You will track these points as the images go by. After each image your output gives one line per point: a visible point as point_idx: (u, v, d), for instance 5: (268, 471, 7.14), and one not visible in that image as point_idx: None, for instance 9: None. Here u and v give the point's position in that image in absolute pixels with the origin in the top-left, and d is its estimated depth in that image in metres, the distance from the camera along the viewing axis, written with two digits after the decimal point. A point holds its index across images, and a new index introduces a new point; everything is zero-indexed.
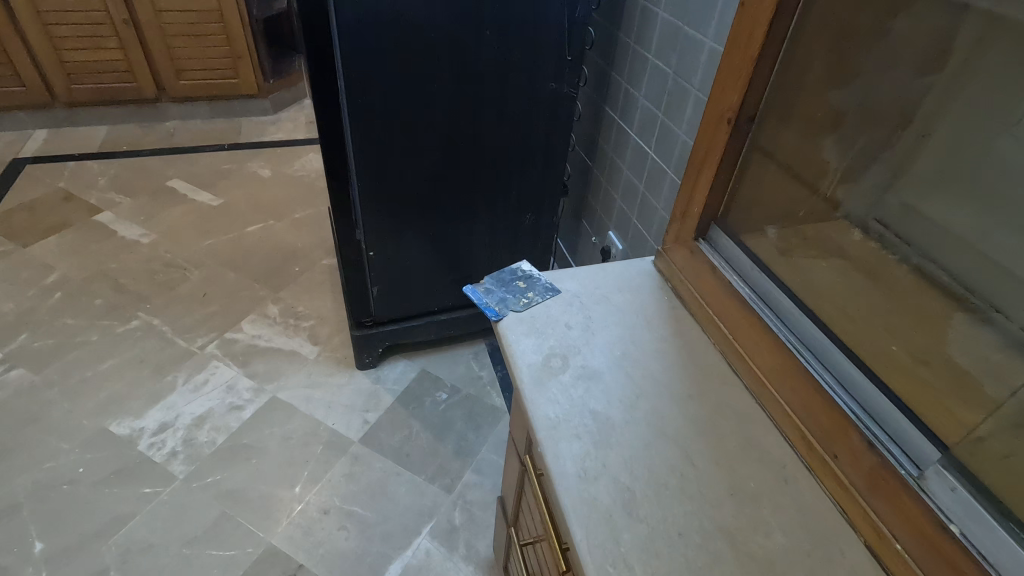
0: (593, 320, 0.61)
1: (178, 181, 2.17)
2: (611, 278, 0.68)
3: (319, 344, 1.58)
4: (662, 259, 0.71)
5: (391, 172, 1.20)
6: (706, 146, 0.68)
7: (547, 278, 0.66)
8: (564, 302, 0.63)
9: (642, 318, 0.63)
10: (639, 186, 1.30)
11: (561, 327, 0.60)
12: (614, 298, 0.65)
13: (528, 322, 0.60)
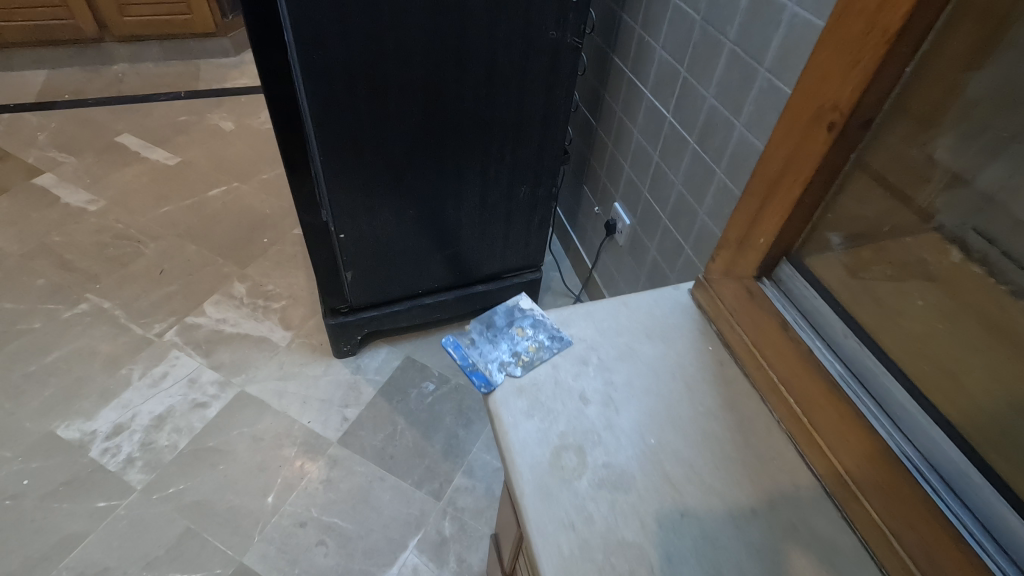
0: (616, 395, 0.50)
1: (129, 137, 1.93)
2: (632, 319, 0.58)
3: (291, 328, 1.43)
4: (705, 291, 0.60)
5: (360, 144, 1.01)
6: (785, 156, 0.52)
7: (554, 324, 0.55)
8: (574, 358, 0.53)
9: (682, 384, 0.52)
10: (653, 155, 1.11)
11: (573, 399, 0.49)
12: (640, 348, 0.55)
13: (529, 395, 0.49)
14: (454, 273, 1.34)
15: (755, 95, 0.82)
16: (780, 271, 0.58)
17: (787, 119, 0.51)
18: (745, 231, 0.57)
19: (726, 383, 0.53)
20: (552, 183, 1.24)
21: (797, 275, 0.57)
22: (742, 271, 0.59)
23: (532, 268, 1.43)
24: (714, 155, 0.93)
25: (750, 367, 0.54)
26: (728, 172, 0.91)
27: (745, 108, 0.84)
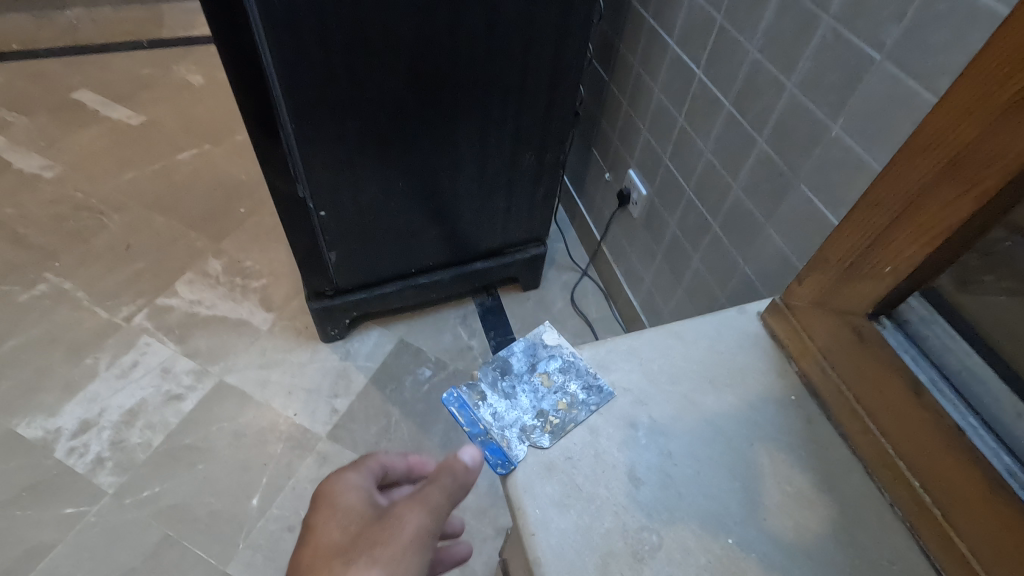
0: (676, 473, 0.47)
1: (86, 93, 1.74)
2: (686, 358, 0.55)
3: (273, 310, 1.31)
4: (785, 327, 0.58)
5: (339, 109, 0.87)
6: (958, 151, 0.42)
7: (593, 386, 0.52)
8: (617, 420, 0.50)
9: (762, 455, 0.49)
10: (678, 118, 0.97)
11: (617, 476, 0.47)
12: (700, 402, 0.52)
13: (560, 475, 0.47)
14: (449, 249, 1.21)
15: (814, 49, 0.68)
16: (903, 310, 0.51)
17: (941, 126, 0.43)
18: (858, 258, 0.51)
19: (808, 440, 0.51)
20: (560, 148, 1.09)
21: (933, 325, 0.49)
22: (846, 304, 0.53)
23: (536, 242, 1.30)
24: (755, 122, 0.79)
25: (855, 435, 0.50)
26: (771, 141, 0.77)
27: (799, 65, 0.70)
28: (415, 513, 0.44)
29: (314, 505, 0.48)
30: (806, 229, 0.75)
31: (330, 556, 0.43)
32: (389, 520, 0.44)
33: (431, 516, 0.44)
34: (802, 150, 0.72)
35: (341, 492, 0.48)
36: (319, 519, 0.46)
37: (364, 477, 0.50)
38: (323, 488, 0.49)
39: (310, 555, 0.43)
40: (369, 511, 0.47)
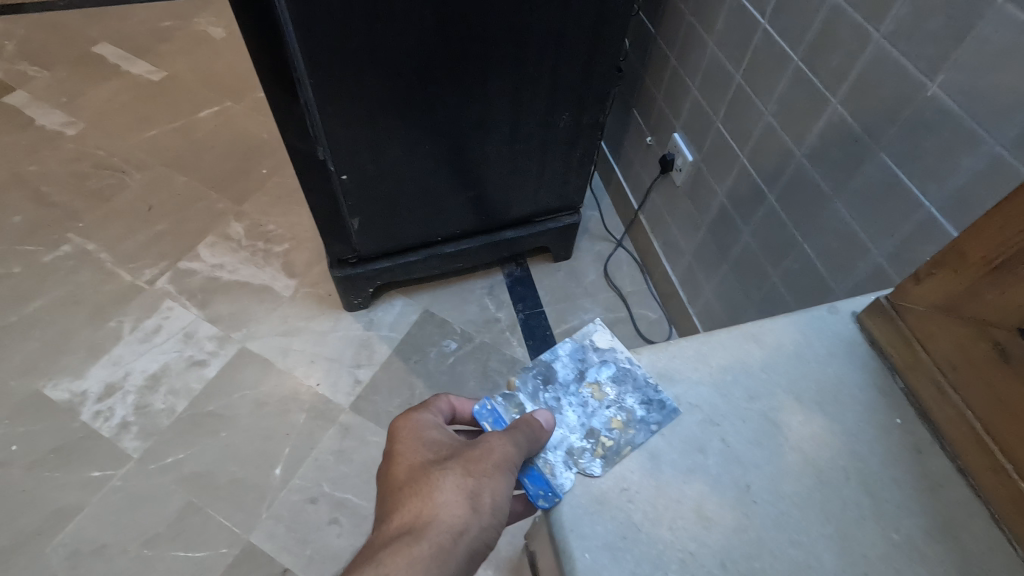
0: (753, 515, 0.40)
1: (106, 46, 1.69)
2: (763, 366, 0.47)
3: (296, 276, 1.27)
4: (882, 332, 0.48)
5: (360, 63, 0.79)
6: None
7: (653, 403, 0.45)
8: (682, 441, 0.43)
9: (857, 488, 0.42)
10: (736, 76, 0.86)
11: (684, 514, 0.40)
12: (777, 419, 0.45)
13: (615, 509, 0.40)
14: (478, 217, 1.14)
15: None
16: None
17: None
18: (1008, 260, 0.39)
19: (911, 474, 0.42)
20: (599, 108, 1.00)
21: None
22: (984, 311, 0.41)
23: (569, 210, 1.22)
24: (830, 79, 0.69)
25: (974, 469, 0.41)
26: (850, 102, 0.67)
27: (892, 12, 0.60)
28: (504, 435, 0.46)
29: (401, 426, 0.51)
30: (884, 204, 0.66)
31: (425, 469, 0.47)
32: (478, 443, 0.47)
33: (519, 447, 0.44)
34: (887, 113, 0.63)
35: (424, 421, 0.51)
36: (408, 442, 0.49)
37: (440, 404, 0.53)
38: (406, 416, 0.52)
39: (406, 470, 0.47)
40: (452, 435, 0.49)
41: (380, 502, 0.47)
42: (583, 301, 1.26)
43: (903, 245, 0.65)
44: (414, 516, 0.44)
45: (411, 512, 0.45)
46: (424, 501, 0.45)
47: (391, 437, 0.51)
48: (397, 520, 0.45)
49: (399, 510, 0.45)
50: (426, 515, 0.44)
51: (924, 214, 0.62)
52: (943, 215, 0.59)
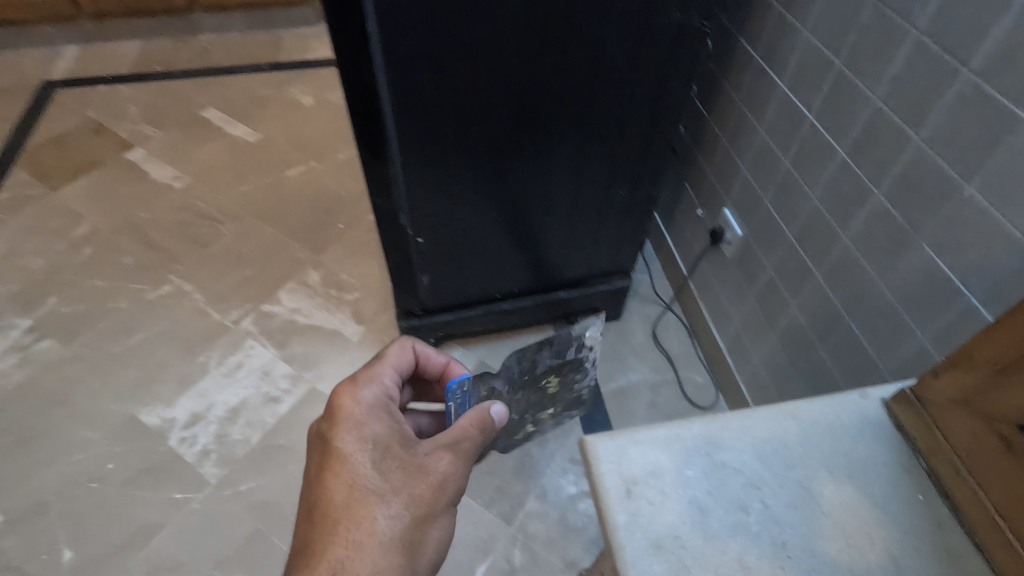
0: (790, 570, 0.44)
1: (213, 110, 1.93)
2: (800, 439, 0.52)
3: (363, 323, 1.38)
4: (905, 417, 0.52)
5: (444, 144, 0.91)
6: None
7: (700, 461, 0.50)
8: (724, 499, 0.48)
9: (885, 555, 0.45)
10: (784, 162, 0.93)
11: (729, 565, 0.44)
12: (813, 488, 0.49)
13: (668, 553, 0.45)
14: (535, 277, 1.23)
15: (948, 102, 0.64)
16: None
17: None
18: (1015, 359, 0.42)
19: (943, 551, 0.46)
20: (653, 184, 1.08)
21: None
22: (992, 407, 0.44)
23: (621, 274, 1.29)
24: (873, 172, 0.75)
25: (993, 550, 0.44)
26: (893, 195, 0.73)
27: (930, 119, 0.66)
28: (445, 468, 0.58)
29: (339, 426, 0.57)
30: (925, 291, 0.70)
31: (365, 488, 0.54)
32: (420, 475, 0.56)
33: (460, 480, 0.59)
34: (928, 207, 0.68)
35: (365, 430, 0.58)
36: (349, 455, 0.55)
37: (377, 402, 0.61)
38: (347, 411, 0.59)
39: (349, 490, 0.54)
40: (388, 443, 0.57)
41: (323, 517, 0.52)
42: (630, 361, 1.31)
43: (945, 330, 0.68)
44: (360, 542, 0.51)
45: (351, 530, 0.52)
46: (370, 529, 0.52)
47: (336, 448, 0.56)
48: (339, 543, 0.51)
49: (346, 536, 0.51)
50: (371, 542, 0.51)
51: (965, 302, 0.65)
52: (984, 305, 0.63)
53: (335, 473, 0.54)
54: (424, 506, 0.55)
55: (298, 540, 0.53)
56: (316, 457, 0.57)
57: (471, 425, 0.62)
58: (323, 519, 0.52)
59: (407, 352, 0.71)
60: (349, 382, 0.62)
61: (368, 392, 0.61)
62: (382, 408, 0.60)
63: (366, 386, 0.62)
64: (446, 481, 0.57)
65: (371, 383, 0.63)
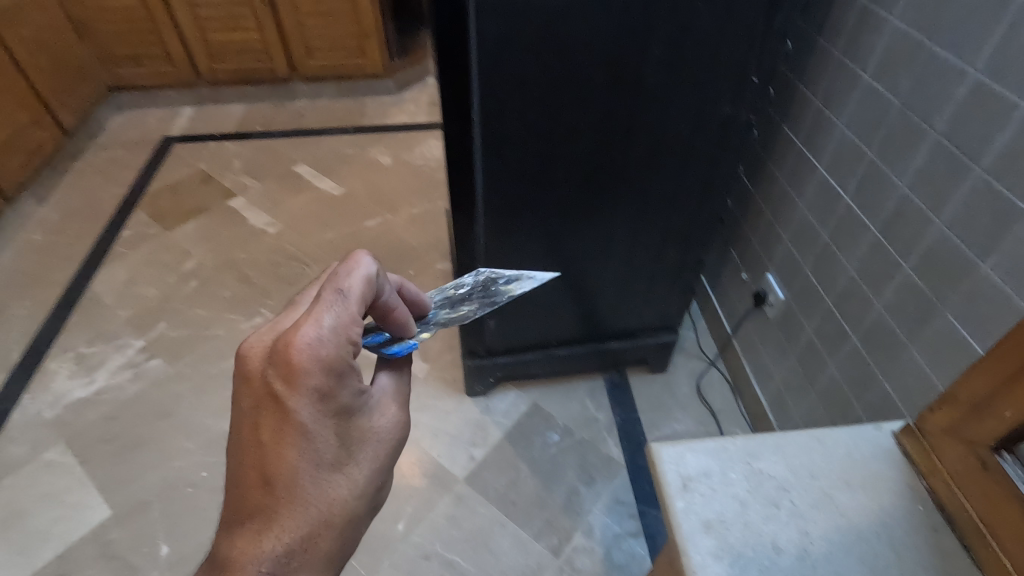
0: (812, 552, 0.56)
1: (304, 166, 2.18)
2: (825, 458, 0.63)
3: (429, 361, 1.52)
4: (910, 439, 0.63)
5: (521, 208, 1.06)
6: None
7: (744, 469, 0.62)
8: (762, 497, 0.60)
9: (889, 548, 0.56)
10: (823, 235, 1.04)
11: (765, 545, 0.56)
12: (836, 496, 0.60)
13: (716, 532, 0.57)
14: (589, 328, 1.35)
15: (964, 194, 0.75)
16: None
17: None
18: (987, 396, 0.54)
19: (938, 550, 0.56)
20: (701, 248, 1.20)
21: None
22: (973, 433, 0.56)
23: (668, 330, 1.39)
24: (902, 249, 0.86)
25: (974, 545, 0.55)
26: (919, 269, 0.83)
27: (949, 207, 0.77)
28: (398, 431, 0.57)
29: (299, 398, 0.49)
30: (947, 354, 0.79)
31: (328, 467, 0.51)
32: (371, 441, 0.55)
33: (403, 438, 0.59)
34: (950, 282, 0.78)
35: (319, 397, 0.50)
36: (302, 426, 0.50)
37: (342, 365, 0.50)
38: (308, 380, 0.49)
39: (302, 464, 0.50)
40: (348, 414, 0.53)
41: (275, 491, 0.50)
42: (675, 411, 1.40)
43: None
44: (316, 517, 0.51)
45: (315, 511, 0.51)
46: (327, 504, 0.51)
47: (284, 416, 0.49)
48: (294, 517, 0.50)
49: (302, 512, 0.50)
50: (327, 515, 0.51)
51: None
52: None
53: (296, 451, 0.50)
54: (382, 474, 0.56)
55: (241, 503, 0.50)
56: (269, 424, 0.50)
57: (403, 370, 0.60)
58: (286, 497, 0.50)
59: (369, 269, 0.53)
60: (304, 331, 0.49)
61: (331, 350, 0.49)
62: (343, 368, 0.50)
63: (324, 338, 0.49)
64: (391, 441, 0.57)
65: (331, 330, 0.49)
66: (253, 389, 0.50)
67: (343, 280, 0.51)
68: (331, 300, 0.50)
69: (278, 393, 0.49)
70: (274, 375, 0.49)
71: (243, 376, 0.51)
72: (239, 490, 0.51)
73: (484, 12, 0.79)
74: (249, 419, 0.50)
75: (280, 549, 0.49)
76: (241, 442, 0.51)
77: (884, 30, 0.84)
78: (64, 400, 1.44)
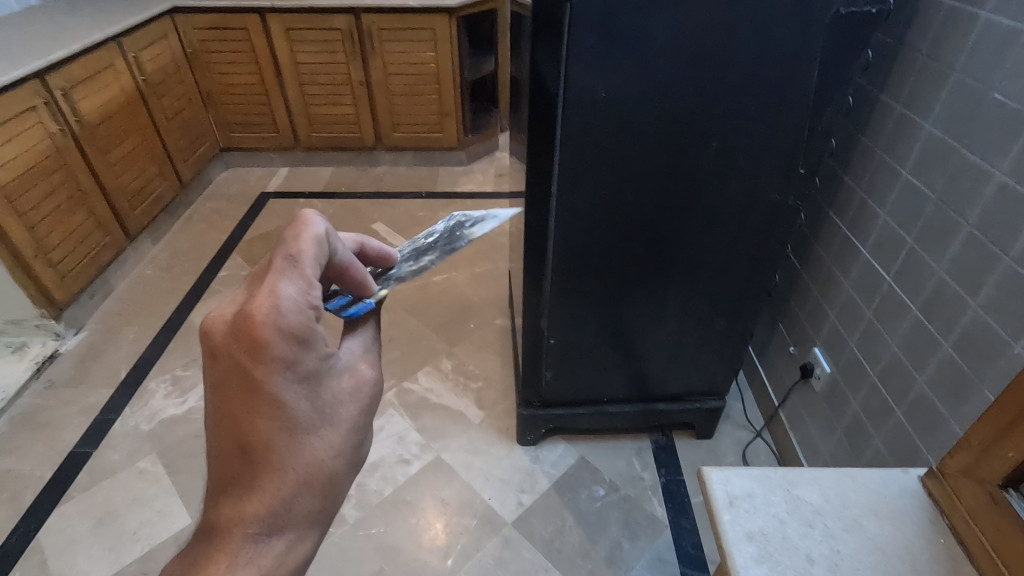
0: (840, 565, 0.64)
1: (381, 224, 2.41)
2: (857, 492, 0.72)
3: (484, 409, 1.62)
4: (934, 483, 0.70)
5: (586, 271, 1.18)
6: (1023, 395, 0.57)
7: (784, 492, 0.72)
8: (799, 517, 0.69)
9: (909, 569, 0.64)
10: (867, 312, 1.11)
11: (799, 556, 0.66)
12: (866, 523, 0.68)
13: (758, 542, 0.67)
14: (638, 388, 1.43)
15: (995, 280, 0.83)
16: None
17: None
18: (991, 440, 0.61)
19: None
20: (750, 319, 1.29)
21: None
22: (982, 473, 0.62)
23: (715, 396, 1.45)
24: (941, 327, 0.93)
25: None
26: (957, 346, 0.89)
27: (982, 291, 0.85)
28: (368, 387, 0.59)
29: (267, 367, 0.48)
30: None
31: (304, 431, 0.52)
32: (346, 402, 0.56)
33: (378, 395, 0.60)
34: (987, 360, 0.84)
35: (287, 366, 0.49)
36: (276, 394, 0.49)
37: (307, 329, 0.50)
38: (274, 347, 0.48)
39: (280, 430, 0.50)
40: (318, 377, 0.53)
41: (254, 461, 0.50)
42: None
43: None
44: (300, 480, 0.52)
45: (294, 476, 0.51)
46: (309, 467, 0.52)
47: (255, 390, 0.49)
48: (278, 482, 0.51)
49: (285, 476, 0.51)
50: (310, 478, 0.52)
51: None
52: None
53: (269, 419, 0.50)
54: (358, 431, 0.57)
55: (224, 472, 0.50)
56: (237, 396, 0.49)
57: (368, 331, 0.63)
58: (263, 463, 0.50)
59: (316, 234, 0.54)
60: (262, 302, 0.48)
61: (292, 318, 0.48)
62: (307, 333, 0.50)
63: (284, 309, 0.48)
64: (364, 399, 0.58)
65: (292, 293, 0.49)
66: (217, 365, 0.49)
67: (293, 246, 0.52)
68: (284, 265, 0.50)
69: (242, 362, 0.48)
70: (236, 348, 0.48)
71: (205, 351, 0.49)
72: (216, 463, 0.51)
73: (569, 108, 0.96)
74: (217, 392, 0.49)
75: (267, 510, 0.50)
76: (213, 417, 0.50)
77: (919, 134, 0.96)
78: (159, 416, 1.61)
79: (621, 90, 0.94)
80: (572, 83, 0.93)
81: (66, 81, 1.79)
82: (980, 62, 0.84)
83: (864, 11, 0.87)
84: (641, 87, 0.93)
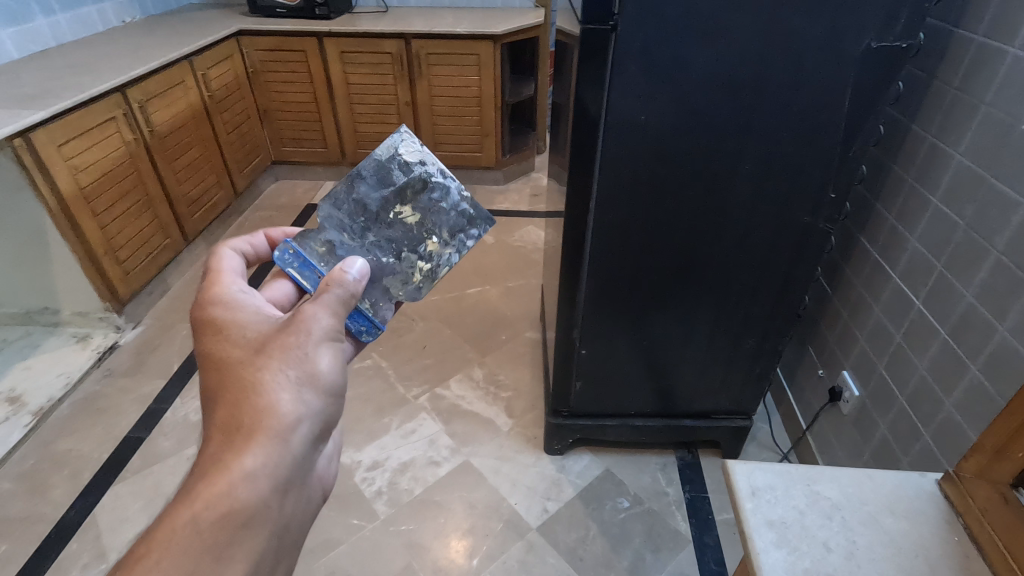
0: (857, 556, 0.67)
1: None
2: (877, 492, 0.74)
3: (513, 417, 1.67)
4: (948, 487, 0.73)
5: (618, 285, 1.24)
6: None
7: (805, 485, 0.75)
8: (819, 510, 0.72)
9: (923, 563, 0.66)
10: (896, 335, 1.13)
11: (818, 545, 0.69)
12: (884, 520, 0.71)
13: (777, 529, 0.71)
14: (666, 404, 1.46)
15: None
16: None
17: None
18: (1002, 444, 0.65)
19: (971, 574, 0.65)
20: (779, 340, 1.32)
21: None
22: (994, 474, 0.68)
23: (742, 416, 1.47)
24: (970, 351, 0.95)
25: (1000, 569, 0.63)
26: (986, 370, 0.91)
27: (1011, 315, 0.87)
28: (304, 319, 0.65)
29: (205, 332, 0.66)
30: None
31: (239, 363, 0.62)
32: (280, 335, 0.64)
33: (322, 326, 0.66)
34: (1016, 382, 0.86)
35: (217, 326, 0.66)
36: (214, 345, 0.64)
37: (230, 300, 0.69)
38: (207, 317, 0.67)
39: (220, 367, 0.62)
40: (251, 322, 0.67)
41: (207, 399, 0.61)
42: None
43: None
44: (242, 403, 0.59)
45: (231, 398, 0.60)
46: (246, 390, 0.60)
47: (202, 350, 0.65)
48: (224, 408, 0.59)
49: (227, 403, 0.60)
50: (249, 399, 0.60)
51: None
52: None
53: (208, 363, 0.63)
54: (294, 352, 0.63)
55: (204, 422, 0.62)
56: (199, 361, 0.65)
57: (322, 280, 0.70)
58: (211, 397, 0.61)
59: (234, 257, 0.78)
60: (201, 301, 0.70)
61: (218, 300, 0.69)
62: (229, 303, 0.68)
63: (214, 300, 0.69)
64: (304, 329, 0.65)
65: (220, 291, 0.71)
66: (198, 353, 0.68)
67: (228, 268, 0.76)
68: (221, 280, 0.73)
69: (194, 333, 0.67)
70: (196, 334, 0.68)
71: None
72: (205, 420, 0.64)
73: (610, 130, 1.02)
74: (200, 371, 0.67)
75: (217, 436, 0.58)
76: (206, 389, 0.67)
77: (949, 164, 0.99)
78: None
79: (660, 114, 1.00)
80: (613, 108, 1.00)
81: (142, 95, 1.95)
82: (1010, 96, 0.87)
83: (895, 46, 0.92)
84: (679, 113, 1.00)
